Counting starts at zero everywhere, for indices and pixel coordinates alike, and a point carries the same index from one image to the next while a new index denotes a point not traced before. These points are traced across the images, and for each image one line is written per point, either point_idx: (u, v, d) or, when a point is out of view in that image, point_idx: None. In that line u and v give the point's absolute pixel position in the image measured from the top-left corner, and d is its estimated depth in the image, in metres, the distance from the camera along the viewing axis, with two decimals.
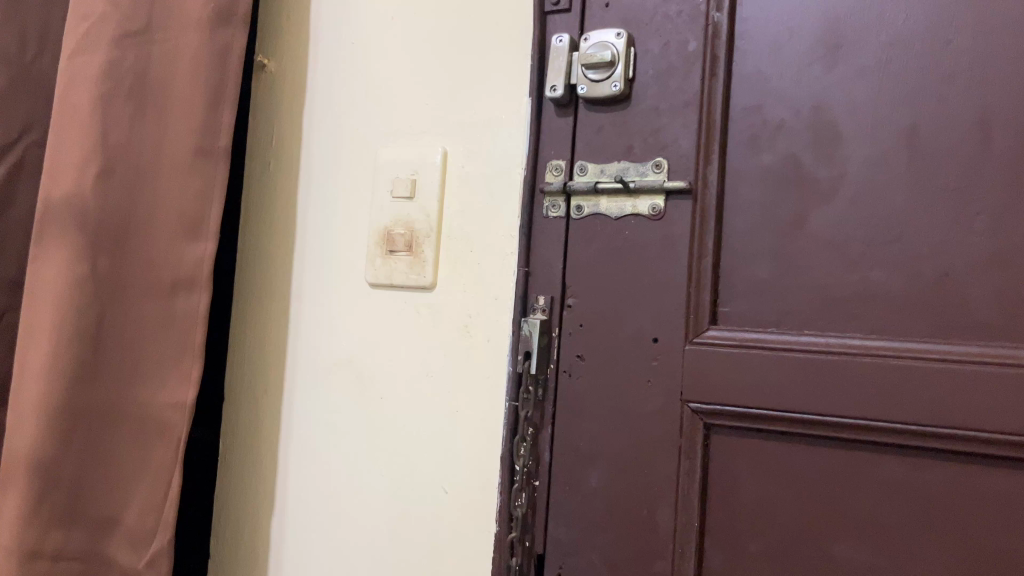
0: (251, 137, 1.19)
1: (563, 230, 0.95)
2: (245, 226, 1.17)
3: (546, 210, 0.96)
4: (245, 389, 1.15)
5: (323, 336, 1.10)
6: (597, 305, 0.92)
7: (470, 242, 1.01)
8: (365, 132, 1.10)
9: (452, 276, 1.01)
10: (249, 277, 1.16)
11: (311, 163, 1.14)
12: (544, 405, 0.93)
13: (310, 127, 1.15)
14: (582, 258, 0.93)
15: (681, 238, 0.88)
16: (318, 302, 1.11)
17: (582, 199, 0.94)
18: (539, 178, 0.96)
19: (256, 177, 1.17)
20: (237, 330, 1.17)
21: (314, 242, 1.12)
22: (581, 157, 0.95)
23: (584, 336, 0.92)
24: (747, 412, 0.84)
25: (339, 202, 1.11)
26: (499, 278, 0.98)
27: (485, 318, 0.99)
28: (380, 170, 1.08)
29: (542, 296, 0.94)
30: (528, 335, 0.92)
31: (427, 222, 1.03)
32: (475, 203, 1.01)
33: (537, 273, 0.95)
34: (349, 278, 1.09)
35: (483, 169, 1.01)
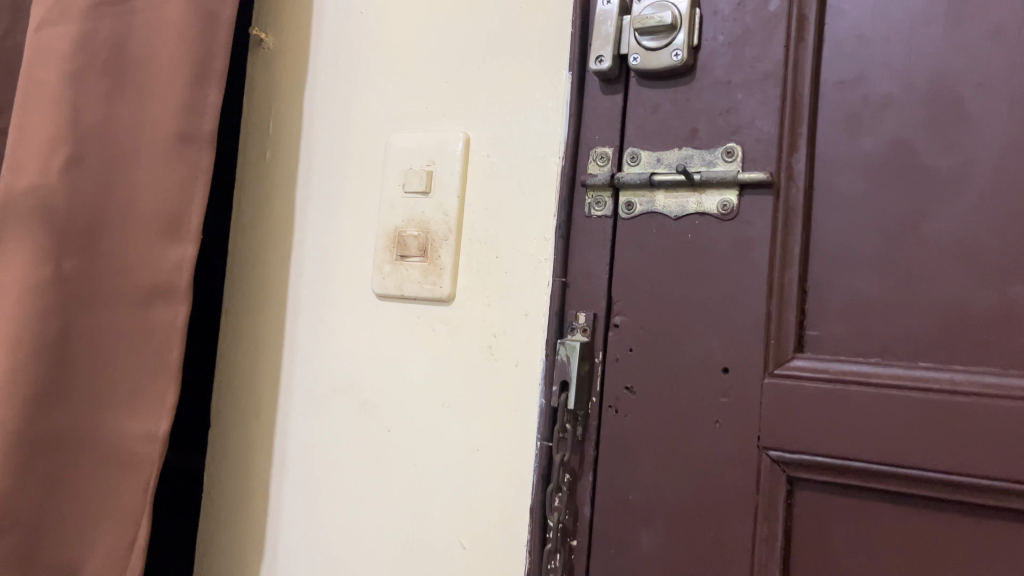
0: (248, 125, 1.03)
1: (608, 232, 0.77)
2: (239, 227, 1.02)
3: (588, 208, 0.79)
4: (237, 415, 0.99)
5: (321, 355, 0.94)
6: (650, 325, 0.74)
7: (496, 247, 0.84)
8: (374, 117, 0.94)
9: (473, 287, 0.85)
10: (243, 285, 1.01)
11: (312, 153, 0.98)
12: (584, 446, 0.76)
13: (312, 112, 0.99)
14: (632, 267, 0.76)
15: (758, 243, 0.71)
16: (316, 316, 0.95)
17: (633, 194, 0.77)
18: (581, 169, 0.80)
19: (252, 170, 1.02)
20: (228, 346, 1.01)
21: (315, 246, 0.96)
22: (631, 143, 0.77)
23: (634, 364, 0.75)
24: (843, 464, 0.66)
25: (343, 198, 0.95)
26: (531, 290, 0.81)
27: (512, 339, 0.82)
28: (389, 160, 0.91)
29: (583, 312, 0.77)
30: (565, 361, 0.75)
31: (444, 222, 0.87)
32: (503, 200, 0.84)
33: (576, 285, 0.78)
34: (353, 288, 0.93)
35: (512, 159, 0.84)
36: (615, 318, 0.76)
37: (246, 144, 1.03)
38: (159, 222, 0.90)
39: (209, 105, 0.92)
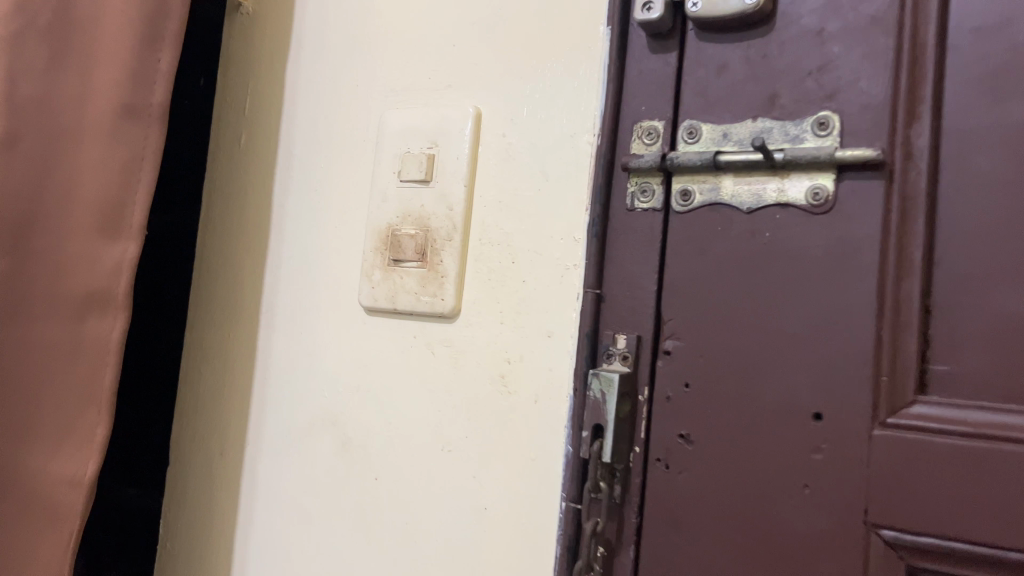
0: (222, 105, 0.87)
1: (657, 231, 0.59)
2: (210, 226, 0.86)
3: (630, 199, 0.60)
4: (201, 452, 0.83)
5: (298, 382, 0.76)
6: (714, 353, 0.56)
7: (511, 249, 0.66)
8: (364, 88, 0.77)
9: (483, 300, 0.67)
10: (212, 296, 0.84)
11: (292, 136, 0.81)
12: (624, 511, 0.58)
13: (294, 87, 0.82)
14: (688, 276, 0.58)
15: (864, 245, 0.52)
16: (293, 334, 0.77)
17: (690, 180, 0.58)
18: (621, 150, 0.61)
19: (226, 159, 0.86)
20: (194, 367, 0.85)
21: (293, 249, 0.79)
22: (688, 115, 0.59)
23: (690, 405, 0.56)
24: (992, 553, 0.47)
25: (328, 189, 0.77)
26: (555, 305, 0.63)
27: (532, 368, 0.64)
28: (382, 140, 0.73)
29: (623, 335, 0.59)
30: (600, 400, 0.57)
31: (448, 219, 0.69)
32: (520, 190, 0.66)
33: (615, 299, 0.60)
34: (336, 299, 0.75)
35: (532, 138, 0.66)
36: (665, 343, 0.58)
37: (219, 128, 0.87)
38: (93, 215, 0.73)
39: (161, 74, 0.76)
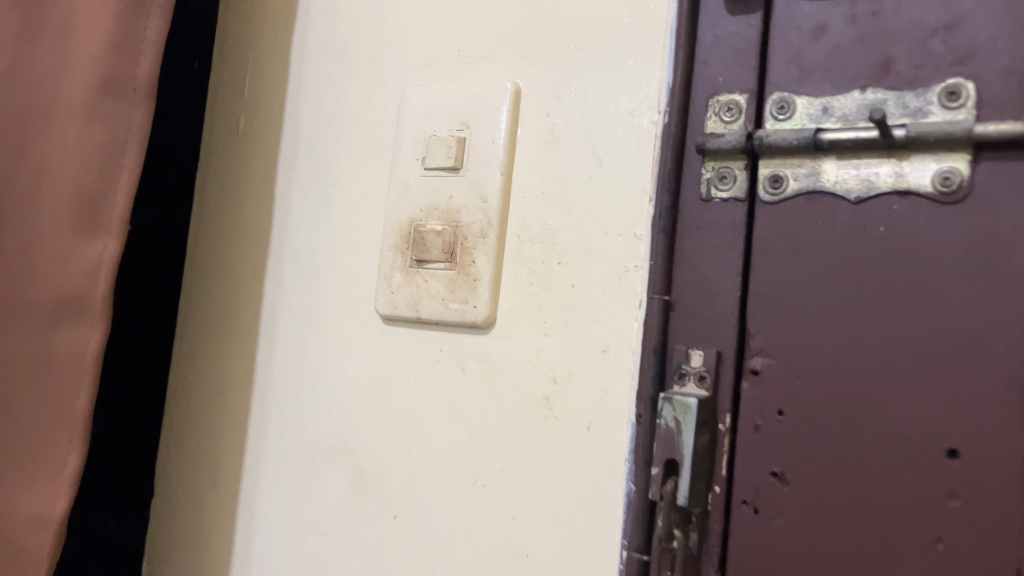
0: (219, 87, 0.77)
1: (740, 226, 0.49)
2: (205, 222, 0.76)
3: (705, 187, 0.50)
4: (193, 479, 0.72)
5: (304, 402, 0.66)
6: (815, 373, 0.46)
7: (557, 248, 0.56)
8: (381, 63, 0.66)
9: (523, 307, 0.57)
10: (207, 302, 0.74)
11: (297, 120, 0.71)
12: (700, 565, 0.48)
13: (299, 64, 0.72)
14: (781, 280, 0.48)
15: (1009, 241, 0.42)
16: (298, 346, 0.67)
17: (781, 164, 0.48)
18: (694, 129, 0.51)
19: (224, 148, 0.76)
20: (187, 382, 0.75)
21: (297, 248, 0.69)
22: (777, 86, 0.49)
23: (785, 436, 0.47)
24: None
25: (339, 180, 0.67)
26: (611, 313, 0.53)
27: (582, 389, 0.54)
28: (402, 122, 0.63)
29: (699, 351, 0.49)
30: (674, 430, 0.47)
31: (482, 213, 0.59)
32: (567, 179, 0.56)
33: (687, 308, 0.50)
34: (348, 307, 0.65)
35: (581, 117, 0.56)
36: (751, 361, 0.48)
37: (215, 112, 0.77)
38: (66, 204, 0.62)
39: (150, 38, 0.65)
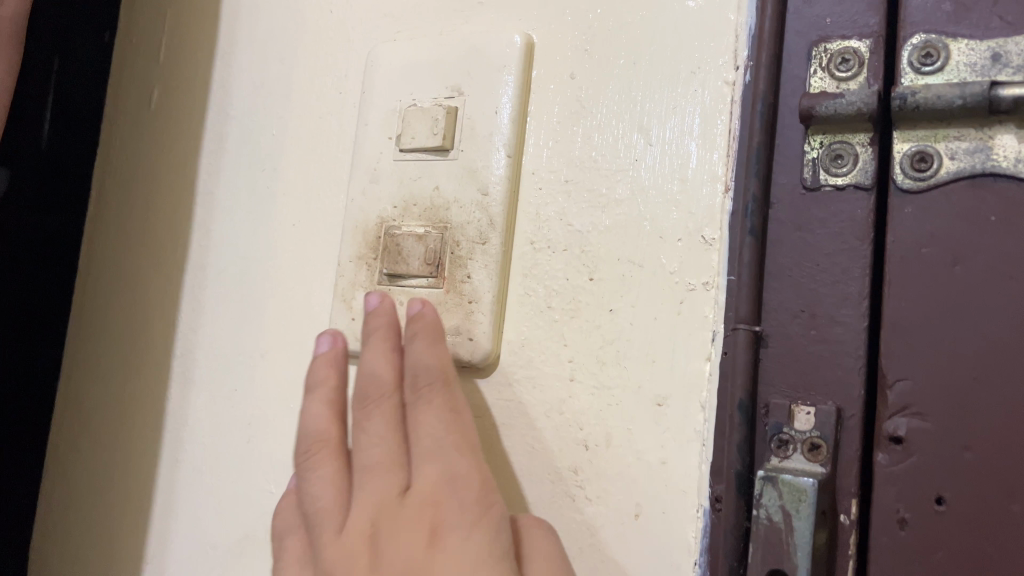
0: (130, 54, 0.61)
1: (867, 225, 0.34)
2: (109, 228, 0.59)
3: (810, 171, 0.35)
4: (84, 564, 0.55)
5: (229, 468, 0.49)
6: (991, 444, 0.31)
7: (587, 259, 0.40)
8: (341, 14, 0.50)
9: (539, 341, 0.41)
10: (109, 329, 0.57)
11: (230, 94, 0.55)
12: None
13: (233, 23, 0.55)
14: (932, 304, 0.32)
15: None
16: (223, 392, 0.50)
17: (929, 136, 0.33)
18: (790, 91, 0.36)
19: (137, 133, 0.59)
20: (78, 436, 0.57)
21: (226, 260, 0.52)
22: (916, 28, 0.34)
23: (947, 540, 0.31)
24: None
25: (283, 168, 0.50)
26: (669, 351, 0.37)
27: (626, 459, 0.38)
28: (369, 89, 0.47)
29: (808, 407, 0.34)
30: (782, 527, 0.32)
31: (480, 211, 0.42)
32: (601, 164, 0.41)
33: (788, 344, 0.35)
34: (291, 338, 0.48)
35: (621, 79, 0.41)
36: (890, 423, 0.32)
37: (124, 87, 0.61)
38: None
39: None
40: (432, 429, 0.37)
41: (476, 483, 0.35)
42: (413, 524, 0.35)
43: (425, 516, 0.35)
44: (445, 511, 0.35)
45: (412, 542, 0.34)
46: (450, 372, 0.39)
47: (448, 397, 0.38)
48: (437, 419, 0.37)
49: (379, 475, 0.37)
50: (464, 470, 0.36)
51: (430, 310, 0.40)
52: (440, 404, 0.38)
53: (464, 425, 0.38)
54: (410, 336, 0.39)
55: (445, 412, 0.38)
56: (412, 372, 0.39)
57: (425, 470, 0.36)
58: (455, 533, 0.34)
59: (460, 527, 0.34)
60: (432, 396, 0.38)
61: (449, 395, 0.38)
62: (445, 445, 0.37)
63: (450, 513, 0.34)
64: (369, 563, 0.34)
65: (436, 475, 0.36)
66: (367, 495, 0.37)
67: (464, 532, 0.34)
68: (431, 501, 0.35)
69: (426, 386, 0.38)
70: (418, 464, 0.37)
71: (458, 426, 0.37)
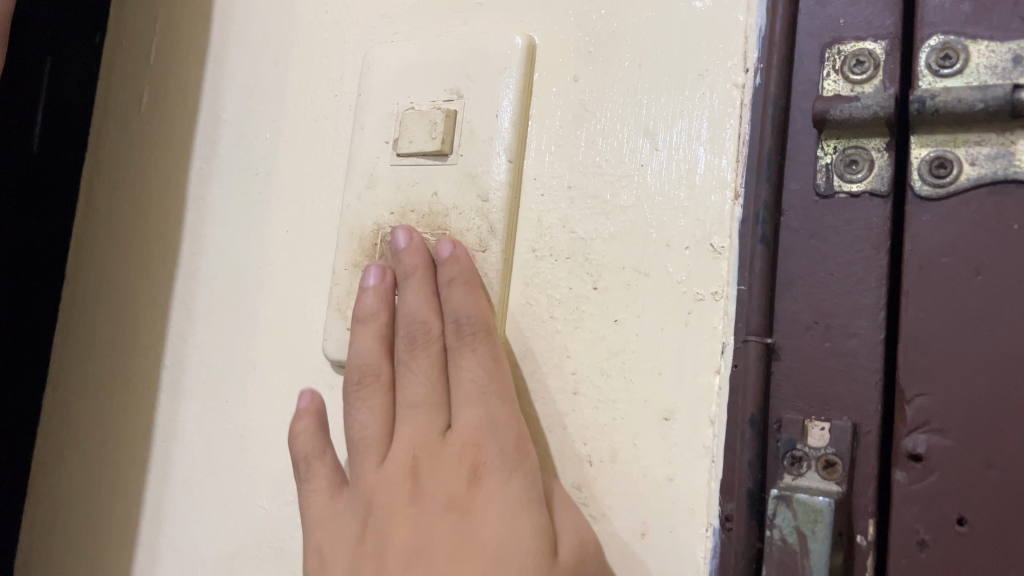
0: (119, 55, 0.59)
1: (882, 234, 0.33)
2: (97, 234, 0.57)
3: (823, 178, 0.34)
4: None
5: (219, 481, 0.47)
6: (1015, 462, 0.29)
7: (591, 267, 0.39)
8: (337, 14, 0.49)
9: (541, 352, 0.39)
10: (97, 338, 0.56)
11: (223, 97, 0.53)
12: None
13: (225, 24, 0.54)
14: (953, 316, 0.31)
15: None
16: (213, 402, 0.49)
17: (948, 141, 0.32)
18: (802, 94, 0.35)
19: (127, 137, 0.58)
20: (65, 448, 0.56)
21: (218, 267, 0.50)
22: (934, 28, 0.33)
23: (970, 563, 0.30)
24: None
25: (276, 173, 0.49)
26: (676, 363, 0.36)
27: (632, 475, 0.36)
28: (366, 91, 0.46)
29: (822, 422, 0.32)
30: (796, 549, 0.31)
31: (480, 217, 0.41)
32: (605, 169, 0.39)
33: (801, 357, 0.33)
34: (283, 347, 0.46)
35: (626, 82, 0.40)
36: (909, 439, 0.31)
37: (114, 89, 0.59)
38: None
39: None
40: (473, 377, 0.38)
41: (515, 433, 0.37)
42: (454, 463, 0.38)
43: (465, 457, 0.37)
44: (484, 458, 0.37)
45: (455, 479, 0.37)
46: (492, 320, 0.39)
47: (492, 347, 0.38)
48: (479, 370, 0.38)
49: (421, 415, 0.39)
50: (506, 419, 0.37)
51: (464, 254, 0.40)
52: (484, 354, 0.38)
53: (506, 375, 0.38)
54: (448, 283, 0.39)
55: (490, 360, 0.38)
56: (454, 319, 0.39)
57: (465, 417, 0.38)
58: (494, 477, 0.36)
59: (500, 472, 0.36)
60: (474, 347, 0.38)
61: (493, 345, 0.38)
62: (487, 394, 0.38)
63: (491, 456, 0.37)
64: (408, 491, 0.38)
65: (476, 421, 0.37)
66: (409, 431, 0.39)
67: (502, 479, 0.36)
68: (472, 445, 0.37)
69: (469, 333, 0.39)
70: (460, 409, 0.38)
71: (501, 376, 0.38)
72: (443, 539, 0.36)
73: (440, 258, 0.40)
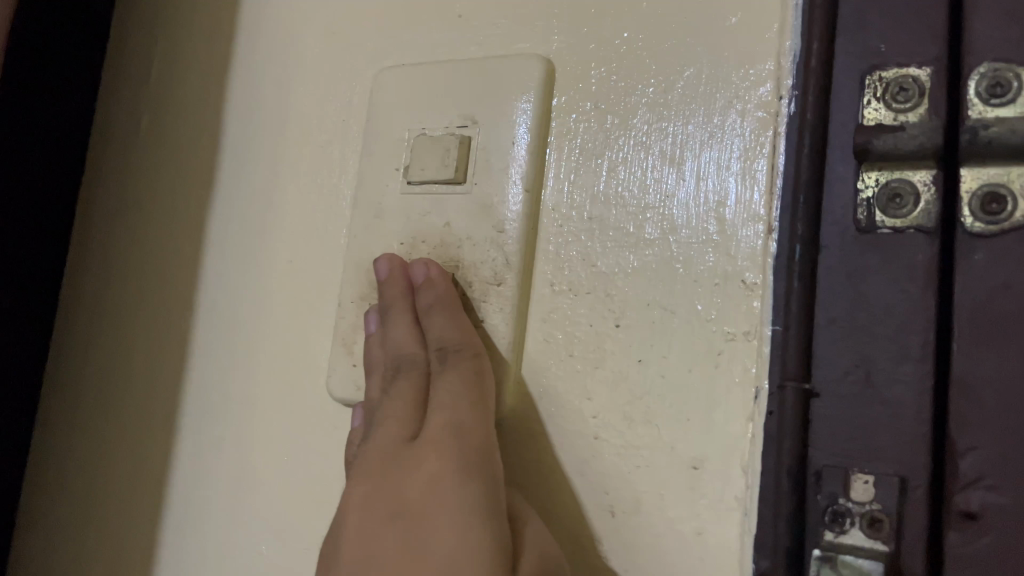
0: (118, 75, 0.57)
1: (929, 273, 0.30)
2: (94, 261, 0.55)
3: (864, 212, 0.32)
4: None
5: (219, 523, 0.45)
6: None
7: (613, 303, 0.37)
8: (346, 36, 0.47)
9: (559, 393, 0.37)
10: (91, 369, 0.53)
11: (225, 121, 0.51)
12: None
13: (230, 46, 0.52)
14: (1009, 362, 0.29)
15: None
16: (212, 440, 0.46)
17: (1001, 174, 0.30)
18: (840, 123, 0.33)
19: (125, 161, 0.56)
20: (54, 487, 0.53)
21: (218, 299, 0.49)
22: (984, 54, 0.31)
23: None
24: None
25: (279, 199, 0.47)
26: (706, 407, 0.34)
27: (657, 527, 0.34)
28: (375, 116, 0.44)
29: (867, 475, 0.30)
30: None
31: (495, 248, 0.39)
32: (627, 200, 0.37)
33: (841, 404, 0.31)
34: (286, 383, 0.44)
35: (650, 110, 0.38)
36: (960, 497, 0.28)
37: (111, 110, 0.57)
38: None
39: None
40: (449, 393, 0.36)
41: (482, 444, 0.35)
42: (412, 466, 0.35)
43: (425, 458, 0.35)
44: (445, 460, 0.34)
45: (412, 485, 0.34)
46: (476, 341, 0.37)
47: (475, 364, 0.36)
48: (457, 383, 0.36)
49: (388, 429, 0.37)
50: (476, 430, 0.35)
51: (438, 275, 0.39)
52: (464, 369, 0.36)
53: (488, 391, 0.36)
54: (426, 308, 0.38)
55: (470, 378, 0.36)
56: (437, 343, 0.38)
57: (437, 428, 0.36)
58: (452, 478, 0.33)
59: (458, 477, 0.33)
60: (456, 362, 0.37)
61: (478, 362, 0.37)
62: (459, 407, 0.36)
63: (450, 463, 0.34)
64: (362, 505, 0.35)
65: (446, 429, 0.35)
66: (375, 446, 0.37)
67: (460, 482, 0.33)
68: (435, 451, 0.35)
69: (451, 353, 0.37)
70: (433, 422, 0.36)
71: (481, 394, 0.36)
72: (391, 549, 0.33)
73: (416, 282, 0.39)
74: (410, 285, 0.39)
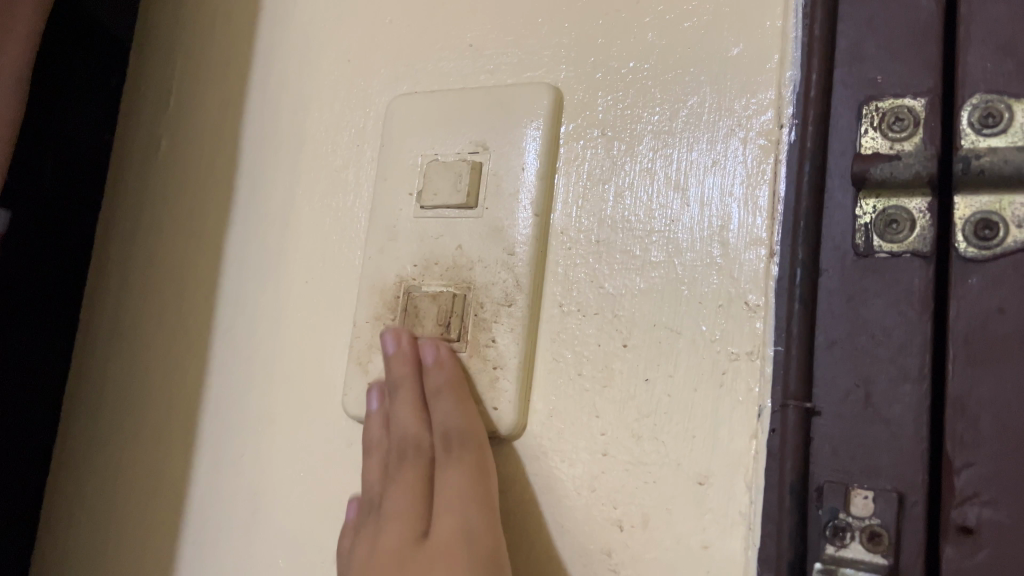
0: (135, 99, 0.59)
1: (925, 296, 0.31)
2: (112, 279, 0.57)
3: (863, 238, 0.33)
4: None
5: (237, 536, 0.46)
6: None
7: (620, 324, 0.38)
8: (359, 63, 0.49)
9: (568, 411, 0.38)
10: (109, 386, 0.55)
11: (241, 145, 0.53)
12: None
13: (246, 72, 0.54)
14: (1002, 382, 0.30)
15: None
16: (230, 457, 0.48)
17: (994, 202, 0.31)
18: (839, 152, 0.34)
19: (142, 182, 0.57)
20: (73, 500, 0.54)
21: (234, 320, 0.50)
22: (977, 87, 0.32)
23: None
24: None
25: (294, 221, 0.48)
26: (710, 425, 0.35)
27: (664, 541, 0.35)
28: (388, 141, 0.45)
29: (866, 491, 0.31)
30: None
31: (505, 271, 0.40)
32: (633, 224, 0.39)
33: (843, 422, 0.32)
34: (302, 401, 0.45)
35: (655, 137, 0.39)
36: (957, 512, 0.30)
37: (128, 134, 0.59)
38: None
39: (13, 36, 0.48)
40: (456, 488, 0.38)
41: (490, 540, 0.36)
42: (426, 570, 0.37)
43: (436, 563, 0.37)
44: (454, 564, 0.36)
45: None
46: (480, 430, 0.38)
47: (478, 456, 0.38)
48: (462, 481, 0.38)
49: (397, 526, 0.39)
50: (482, 527, 0.37)
51: (446, 356, 0.40)
52: (468, 465, 0.38)
53: (492, 482, 0.38)
54: (436, 391, 0.39)
55: (475, 473, 0.38)
56: (444, 430, 0.39)
57: (446, 527, 0.38)
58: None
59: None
60: (461, 456, 0.38)
61: (482, 453, 0.38)
62: (465, 504, 0.37)
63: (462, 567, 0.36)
64: None
65: (452, 528, 0.37)
66: (385, 540, 0.39)
67: None
68: (447, 555, 0.37)
69: (457, 446, 0.38)
70: (441, 520, 0.38)
71: (485, 488, 0.37)
72: None
73: (426, 363, 0.40)
74: (418, 365, 0.41)
